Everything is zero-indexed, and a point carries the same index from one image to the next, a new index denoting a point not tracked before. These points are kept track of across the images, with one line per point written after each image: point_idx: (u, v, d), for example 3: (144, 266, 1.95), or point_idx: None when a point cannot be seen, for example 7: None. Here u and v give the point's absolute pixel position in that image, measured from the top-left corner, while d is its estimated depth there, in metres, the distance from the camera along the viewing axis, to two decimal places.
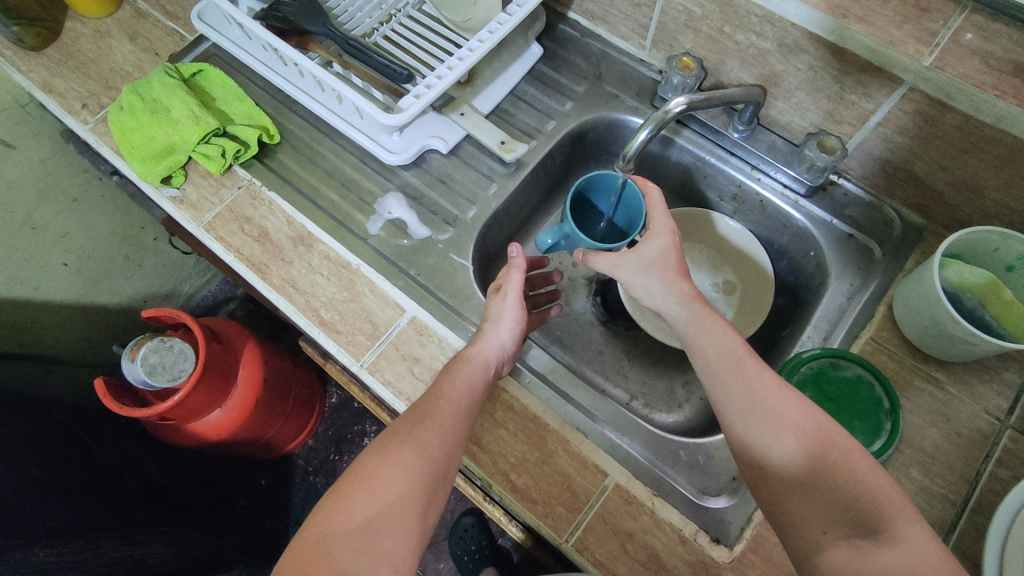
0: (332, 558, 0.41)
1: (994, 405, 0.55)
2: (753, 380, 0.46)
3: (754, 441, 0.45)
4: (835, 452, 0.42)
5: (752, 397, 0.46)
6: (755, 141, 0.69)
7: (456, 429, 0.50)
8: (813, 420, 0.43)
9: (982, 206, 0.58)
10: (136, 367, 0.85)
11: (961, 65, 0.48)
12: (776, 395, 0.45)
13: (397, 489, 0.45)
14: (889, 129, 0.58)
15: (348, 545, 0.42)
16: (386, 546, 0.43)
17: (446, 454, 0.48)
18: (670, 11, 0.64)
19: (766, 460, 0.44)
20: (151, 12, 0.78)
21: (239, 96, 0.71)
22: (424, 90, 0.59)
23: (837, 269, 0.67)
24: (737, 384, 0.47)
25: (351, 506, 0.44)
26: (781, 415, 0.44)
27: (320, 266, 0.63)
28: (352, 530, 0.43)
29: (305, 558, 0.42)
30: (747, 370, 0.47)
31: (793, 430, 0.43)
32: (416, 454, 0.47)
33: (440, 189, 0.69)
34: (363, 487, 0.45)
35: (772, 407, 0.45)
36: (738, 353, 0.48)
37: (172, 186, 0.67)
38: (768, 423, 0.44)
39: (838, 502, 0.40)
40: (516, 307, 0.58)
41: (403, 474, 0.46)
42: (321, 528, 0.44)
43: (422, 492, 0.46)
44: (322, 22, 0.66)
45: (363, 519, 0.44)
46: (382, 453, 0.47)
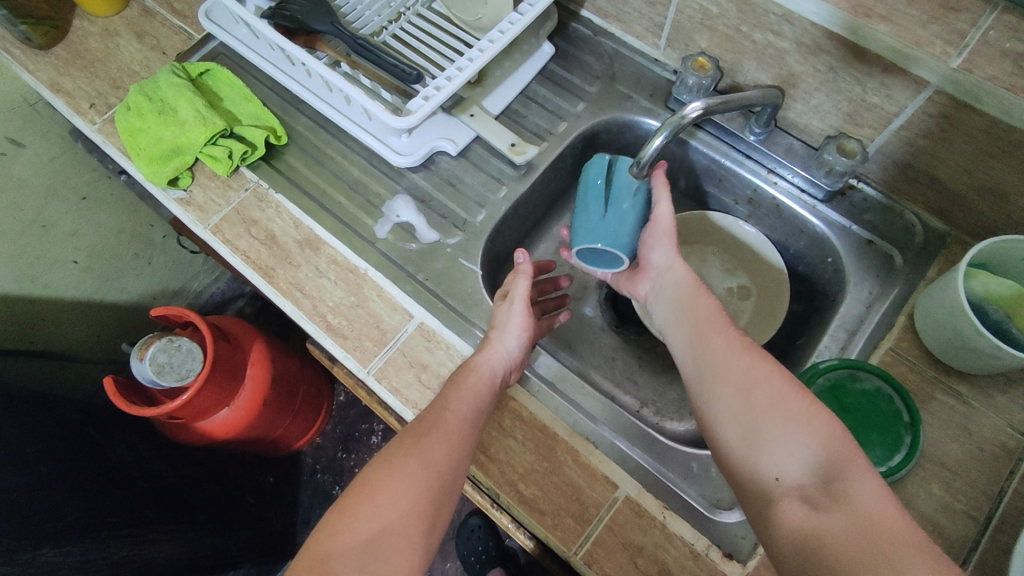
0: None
1: (1018, 419, 0.54)
2: (726, 344, 0.48)
3: (721, 397, 0.46)
4: (794, 404, 0.42)
5: (724, 361, 0.47)
6: (771, 144, 0.67)
7: (464, 438, 0.49)
8: (771, 377, 0.44)
9: (1008, 214, 0.56)
10: (146, 366, 0.86)
11: (990, 66, 0.47)
12: (739, 356, 0.47)
13: (401, 504, 0.45)
14: (912, 132, 0.56)
15: (351, 565, 0.42)
16: (391, 567, 0.42)
17: (452, 466, 0.47)
18: (685, 9, 0.62)
19: (726, 419, 0.45)
20: (159, 11, 0.77)
21: (247, 97, 0.70)
22: (433, 93, 0.59)
23: (855, 275, 0.65)
24: (713, 346, 0.49)
25: (356, 524, 0.44)
26: (746, 372, 0.45)
27: (327, 270, 0.63)
28: (354, 550, 0.43)
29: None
30: (721, 335, 0.49)
31: (756, 386, 0.44)
32: (421, 468, 0.46)
33: (448, 192, 0.68)
34: (367, 504, 0.44)
35: (732, 367, 0.46)
36: (719, 323, 0.50)
37: (180, 188, 0.66)
38: (729, 384, 0.46)
39: (791, 455, 0.41)
40: (523, 315, 0.57)
41: (407, 487, 0.45)
42: (323, 548, 0.43)
43: (427, 506, 0.45)
44: (329, 21, 0.65)
45: (366, 537, 0.43)
46: (385, 466, 0.47)
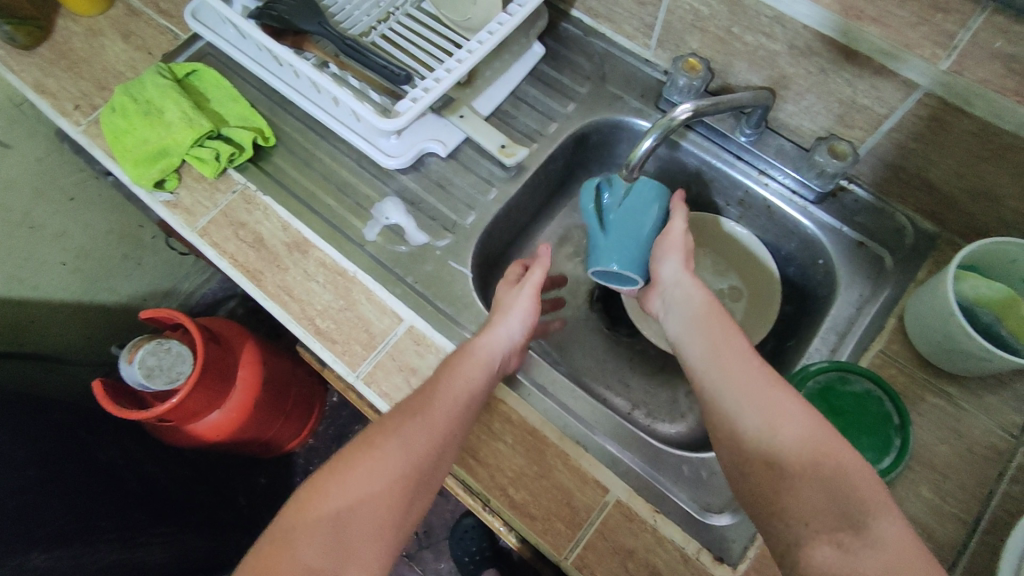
0: (296, 555, 0.42)
1: (1008, 420, 0.54)
2: (751, 369, 0.46)
3: (747, 426, 0.43)
4: (827, 444, 0.41)
5: (750, 386, 0.45)
6: (763, 145, 0.67)
7: (449, 428, 0.49)
8: (800, 410, 0.43)
9: (999, 216, 0.56)
10: (134, 370, 0.85)
11: (979, 69, 0.47)
12: (768, 384, 0.45)
13: (373, 487, 0.45)
14: (902, 134, 0.56)
15: (315, 543, 0.42)
16: (355, 548, 0.43)
17: (432, 456, 0.47)
18: (676, 10, 0.62)
19: (752, 449, 0.43)
20: (144, 10, 0.76)
21: (234, 97, 0.69)
22: (421, 94, 0.58)
23: (846, 277, 0.64)
24: (733, 368, 0.46)
25: (329, 496, 0.44)
26: (776, 402, 0.43)
27: (316, 273, 0.62)
28: (319, 528, 0.43)
29: (272, 550, 0.42)
30: (742, 357, 0.47)
31: (787, 420, 0.42)
32: (402, 451, 0.46)
33: (438, 194, 0.67)
34: (342, 479, 0.45)
35: (760, 394, 0.44)
36: (738, 344, 0.48)
37: (166, 191, 0.66)
38: (756, 412, 0.43)
39: (823, 493, 0.39)
40: (533, 299, 0.57)
41: (381, 469, 0.45)
42: (290, 520, 0.44)
43: (398, 492, 0.45)
44: (317, 21, 0.65)
45: (333, 516, 0.44)
46: (364, 447, 0.46)
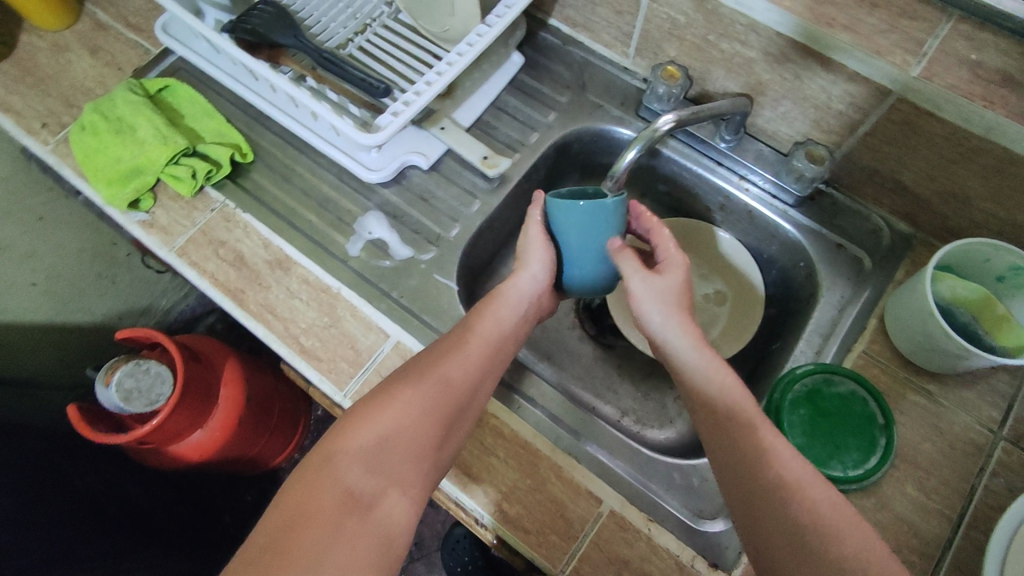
0: (340, 476, 0.42)
1: (986, 416, 0.56)
2: (772, 451, 0.43)
3: (764, 514, 0.41)
4: (850, 539, 0.39)
5: (766, 469, 0.42)
6: (742, 151, 0.68)
7: (483, 366, 0.51)
8: (822, 498, 0.41)
9: (971, 217, 0.58)
10: (112, 393, 0.86)
11: (948, 75, 0.49)
12: (788, 465, 0.42)
13: (413, 415, 0.46)
14: (877, 138, 0.58)
15: (359, 465, 0.43)
16: (396, 471, 0.44)
17: (467, 388, 0.49)
18: (653, 19, 0.62)
19: (765, 530, 0.41)
20: (112, 24, 0.74)
21: (209, 113, 0.68)
22: (402, 108, 0.58)
23: (827, 279, 0.65)
24: (752, 448, 0.43)
25: (367, 427, 0.44)
26: (797, 491, 0.41)
27: (299, 291, 0.61)
28: (361, 453, 0.43)
29: (313, 476, 0.42)
30: (763, 431, 0.44)
31: (807, 512, 0.40)
32: (436, 384, 0.48)
33: (421, 207, 0.67)
34: (380, 410, 0.45)
35: (780, 474, 0.42)
36: (756, 416, 0.45)
37: (141, 211, 0.64)
38: (772, 496, 0.41)
39: None
40: (542, 240, 0.55)
41: (420, 399, 0.47)
42: (328, 448, 0.44)
43: (437, 423, 0.46)
44: (293, 34, 0.64)
45: (374, 440, 0.44)
46: (402, 379, 0.48)
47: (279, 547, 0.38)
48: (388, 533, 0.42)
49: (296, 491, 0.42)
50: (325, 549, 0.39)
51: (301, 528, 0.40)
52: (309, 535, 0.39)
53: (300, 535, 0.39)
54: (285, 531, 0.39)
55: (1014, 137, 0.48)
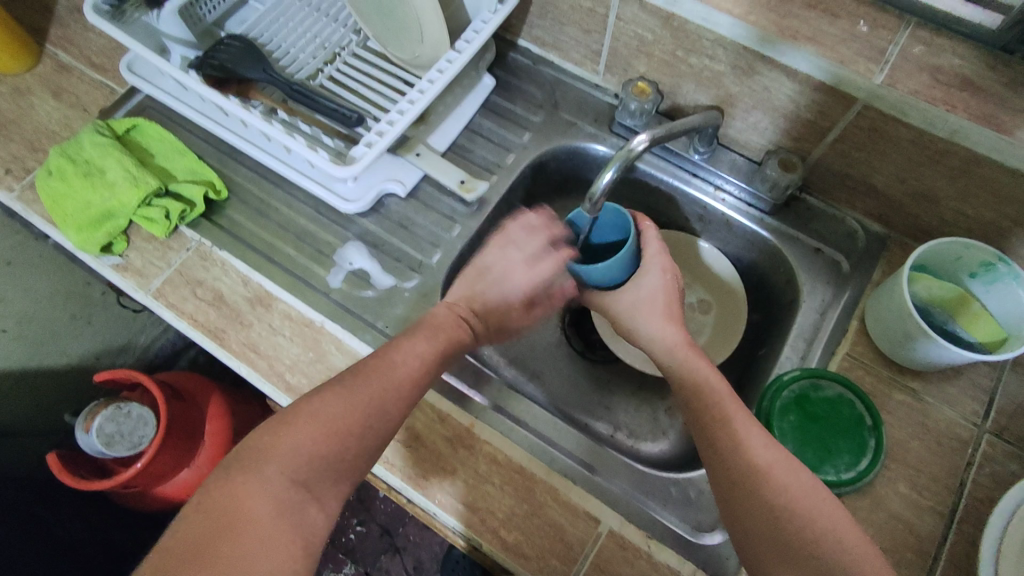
0: (267, 484, 0.41)
1: (970, 410, 0.57)
2: (745, 442, 0.46)
3: (743, 502, 0.44)
4: (823, 518, 0.42)
5: (742, 458, 0.45)
6: (716, 161, 0.68)
7: (428, 373, 0.51)
8: (795, 483, 0.43)
9: (941, 216, 0.59)
10: (93, 438, 0.84)
11: (910, 81, 0.50)
12: (761, 453, 0.45)
13: (351, 424, 0.45)
14: (846, 144, 0.59)
15: (285, 475, 0.42)
16: (324, 482, 0.43)
17: (406, 395, 0.49)
18: (621, 37, 0.63)
19: (742, 514, 0.44)
20: (75, 65, 0.73)
21: (180, 151, 0.67)
22: (376, 138, 0.58)
23: (806, 283, 0.65)
24: (728, 440, 0.47)
25: (296, 431, 0.43)
26: (771, 480, 0.44)
27: (282, 327, 0.61)
28: (288, 462, 0.42)
29: (236, 481, 0.41)
30: (738, 427, 0.47)
31: (779, 497, 0.43)
32: (374, 390, 0.47)
33: (401, 234, 0.66)
34: (312, 413, 0.44)
35: (756, 464, 0.45)
36: (733, 415, 0.48)
37: (115, 254, 0.63)
38: (745, 482, 0.44)
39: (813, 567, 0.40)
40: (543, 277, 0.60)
41: (364, 406, 0.46)
42: (256, 452, 0.42)
43: (374, 432, 0.46)
44: (262, 68, 0.64)
45: (303, 448, 0.43)
46: (344, 383, 0.47)
47: (200, 559, 0.37)
48: (309, 543, 0.41)
49: (214, 495, 0.40)
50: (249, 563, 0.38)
51: (225, 537, 0.38)
52: (237, 547, 0.38)
53: (223, 546, 0.38)
54: (208, 541, 0.38)
55: (977, 138, 0.50)
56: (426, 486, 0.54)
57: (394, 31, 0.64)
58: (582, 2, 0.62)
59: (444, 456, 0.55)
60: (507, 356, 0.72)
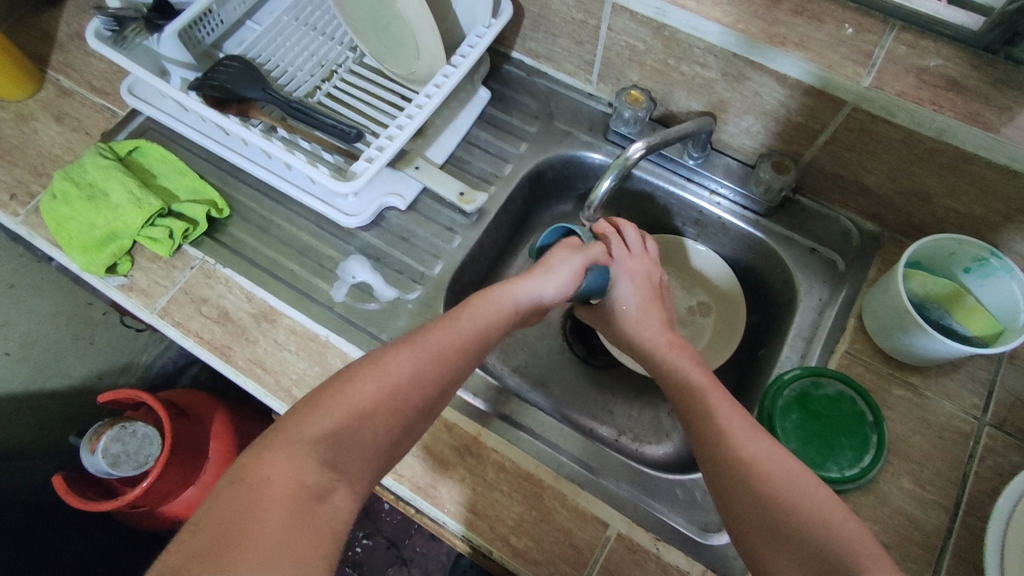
0: (295, 464, 0.39)
1: (970, 404, 0.57)
2: (729, 435, 0.47)
3: (733, 493, 0.45)
4: (811, 504, 0.42)
5: (725, 447, 0.46)
6: (710, 166, 0.70)
7: (462, 363, 0.48)
8: (779, 468, 0.44)
9: (933, 213, 0.60)
10: (99, 459, 0.84)
11: (897, 82, 0.51)
12: (743, 441, 0.46)
13: (380, 411, 0.43)
14: (837, 146, 0.60)
15: (314, 456, 0.39)
16: (350, 467, 0.41)
17: (439, 383, 0.47)
18: (613, 47, 0.64)
19: (731, 505, 0.45)
20: (76, 89, 0.74)
21: (182, 171, 0.68)
22: (376, 153, 0.59)
23: (804, 282, 0.66)
24: (713, 433, 0.48)
25: (326, 414, 0.41)
26: (754, 468, 0.45)
27: (288, 342, 0.61)
28: (316, 442, 0.40)
29: (264, 461, 0.38)
30: (722, 421, 0.48)
31: (764, 484, 0.44)
32: (407, 375, 0.45)
33: (402, 246, 0.67)
34: (341, 397, 0.42)
35: (738, 453, 0.46)
36: (719, 410, 0.49)
37: (120, 275, 0.64)
38: (730, 471, 0.45)
39: (810, 551, 0.41)
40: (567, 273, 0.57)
41: (398, 392, 0.44)
42: (283, 432, 0.40)
43: (404, 421, 0.44)
44: (260, 87, 0.65)
45: (331, 429, 0.41)
46: (375, 366, 0.45)
47: (225, 543, 0.34)
48: (335, 532, 0.39)
49: (243, 479, 0.38)
50: (275, 547, 0.35)
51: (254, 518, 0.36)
52: (264, 533, 0.35)
53: (252, 524, 0.35)
54: (236, 520, 0.35)
55: (965, 137, 0.51)
56: (435, 496, 0.55)
57: (391, 48, 0.65)
58: (574, 14, 0.63)
59: (452, 465, 0.56)
60: (510, 364, 0.73)
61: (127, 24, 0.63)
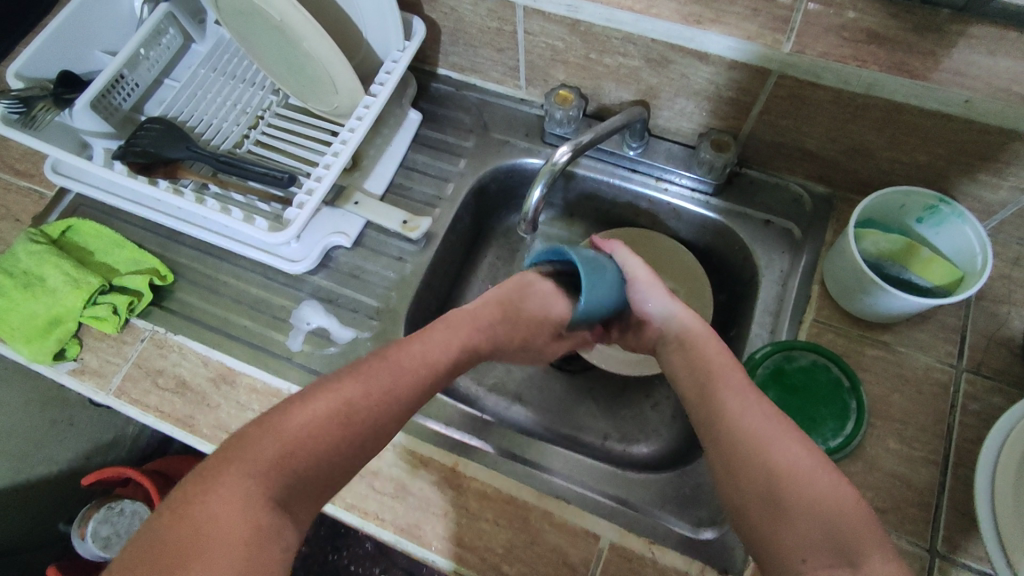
0: (241, 496, 0.33)
1: (945, 353, 0.57)
2: (746, 408, 0.42)
3: (741, 465, 0.40)
4: (817, 476, 0.38)
5: (732, 418, 0.41)
6: (652, 153, 0.68)
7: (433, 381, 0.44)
8: (789, 441, 0.39)
9: (877, 166, 0.59)
10: (89, 544, 0.83)
11: (818, 44, 0.50)
12: (752, 412, 0.41)
13: (331, 432, 0.38)
14: (773, 115, 0.59)
15: (265, 484, 0.35)
16: (298, 497, 0.36)
17: (409, 402, 0.42)
18: (534, 49, 0.63)
19: (737, 473, 0.40)
20: (0, 176, 0.72)
21: (119, 243, 0.66)
22: (307, 197, 0.57)
23: (764, 256, 0.65)
24: (728, 405, 0.42)
25: (281, 434, 0.37)
26: (760, 440, 0.40)
27: (250, 402, 0.60)
28: (271, 467, 0.35)
29: (205, 491, 0.33)
30: (739, 398, 0.42)
31: (770, 456, 0.39)
32: (374, 394, 0.40)
33: (354, 284, 0.66)
34: (297, 418, 0.37)
35: (750, 426, 0.41)
36: (736, 384, 0.43)
37: (69, 359, 0.62)
38: (740, 443, 0.40)
39: (823, 531, 0.36)
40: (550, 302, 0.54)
41: (365, 409, 0.39)
42: (219, 465, 0.35)
43: (366, 440, 0.39)
44: (185, 146, 0.63)
45: (286, 449, 0.36)
46: (332, 384, 0.40)
47: None
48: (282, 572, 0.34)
49: (185, 508, 0.33)
50: None
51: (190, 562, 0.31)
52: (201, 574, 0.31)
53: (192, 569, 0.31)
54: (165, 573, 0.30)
55: (894, 88, 0.50)
56: (421, 535, 0.53)
57: (308, 86, 0.63)
58: (489, 23, 0.62)
59: (433, 501, 0.54)
60: (484, 383, 0.71)
61: (34, 103, 0.60)
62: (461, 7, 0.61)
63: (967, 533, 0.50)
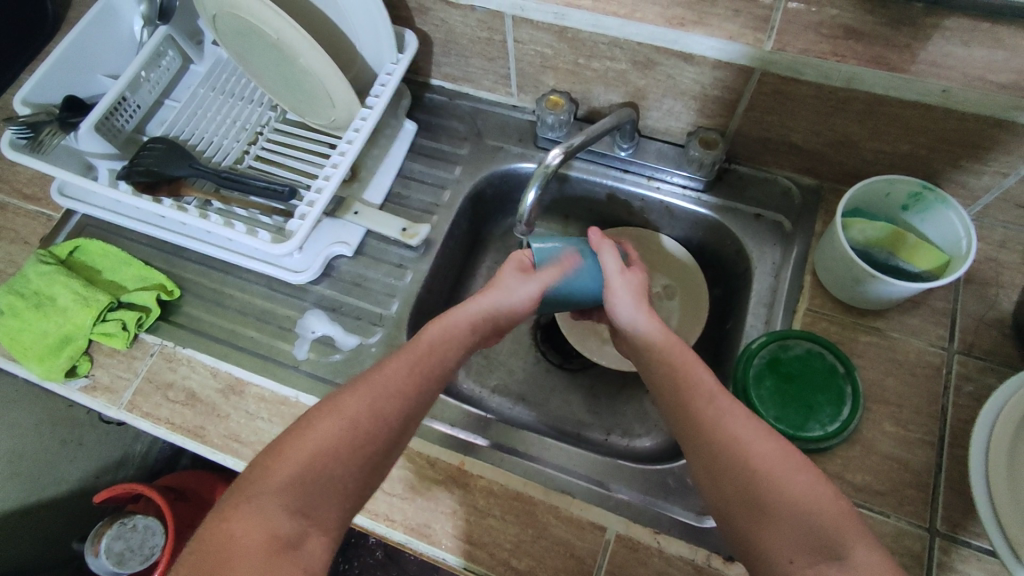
0: (260, 518, 0.37)
1: (936, 336, 0.58)
2: (723, 415, 0.44)
3: (722, 472, 0.42)
4: (790, 476, 0.41)
5: (709, 425, 0.44)
6: (643, 153, 0.70)
7: (424, 390, 0.47)
8: (764, 445, 0.42)
9: (862, 157, 0.61)
10: (103, 561, 0.84)
11: (798, 40, 0.52)
12: (727, 418, 0.44)
13: (343, 448, 0.42)
14: (758, 112, 0.61)
15: (283, 505, 0.39)
16: (321, 512, 0.40)
17: (402, 413, 0.45)
18: (524, 57, 0.65)
19: (720, 480, 0.42)
20: (8, 201, 0.73)
21: (126, 260, 0.67)
22: (308, 209, 0.59)
23: (756, 249, 0.67)
24: (703, 414, 0.45)
25: (290, 460, 0.41)
26: (737, 444, 0.43)
27: (259, 411, 0.61)
28: (284, 490, 0.39)
29: (227, 519, 0.38)
30: (711, 402, 0.45)
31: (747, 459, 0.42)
32: (366, 412, 0.44)
33: (357, 292, 0.67)
34: (300, 443, 0.41)
35: (726, 431, 0.44)
36: (707, 389, 0.46)
37: (81, 376, 0.63)
38: (720, 450, 0.43)
39: (801, 527, 0.39)
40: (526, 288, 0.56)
41: (363, 425, 0.43)
42: (241, 493, 0.39)
43: (372, 453, 0.43)
44: (187, 164, 0.65)
45: (295, 472, 0.40)
46: (330, 405, 0.43)
47: None
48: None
49: (212, 534, 0.37)
50: None
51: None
52: None
53: None
54: None
55: (872, 81, 0.52)
56: (430, 534, 0.54)
57: (304, 100, 0.64)
58: (478, 33, 0.64)
59: (442, 501, 0.55)
60: (488, 385, 0.72)
61: (41, 128, 0.62)
62: (450, 18, 0.63)
63: (965, 510, 0.51)
